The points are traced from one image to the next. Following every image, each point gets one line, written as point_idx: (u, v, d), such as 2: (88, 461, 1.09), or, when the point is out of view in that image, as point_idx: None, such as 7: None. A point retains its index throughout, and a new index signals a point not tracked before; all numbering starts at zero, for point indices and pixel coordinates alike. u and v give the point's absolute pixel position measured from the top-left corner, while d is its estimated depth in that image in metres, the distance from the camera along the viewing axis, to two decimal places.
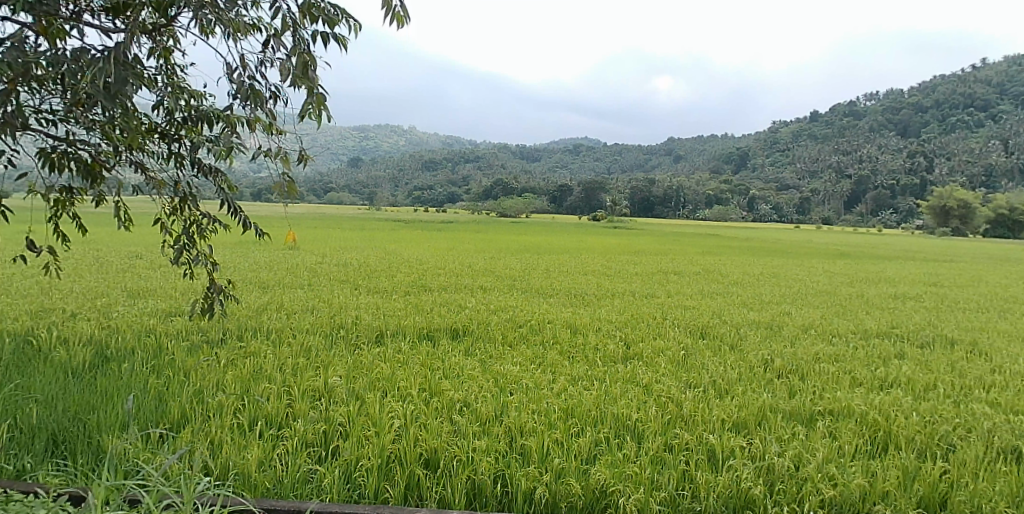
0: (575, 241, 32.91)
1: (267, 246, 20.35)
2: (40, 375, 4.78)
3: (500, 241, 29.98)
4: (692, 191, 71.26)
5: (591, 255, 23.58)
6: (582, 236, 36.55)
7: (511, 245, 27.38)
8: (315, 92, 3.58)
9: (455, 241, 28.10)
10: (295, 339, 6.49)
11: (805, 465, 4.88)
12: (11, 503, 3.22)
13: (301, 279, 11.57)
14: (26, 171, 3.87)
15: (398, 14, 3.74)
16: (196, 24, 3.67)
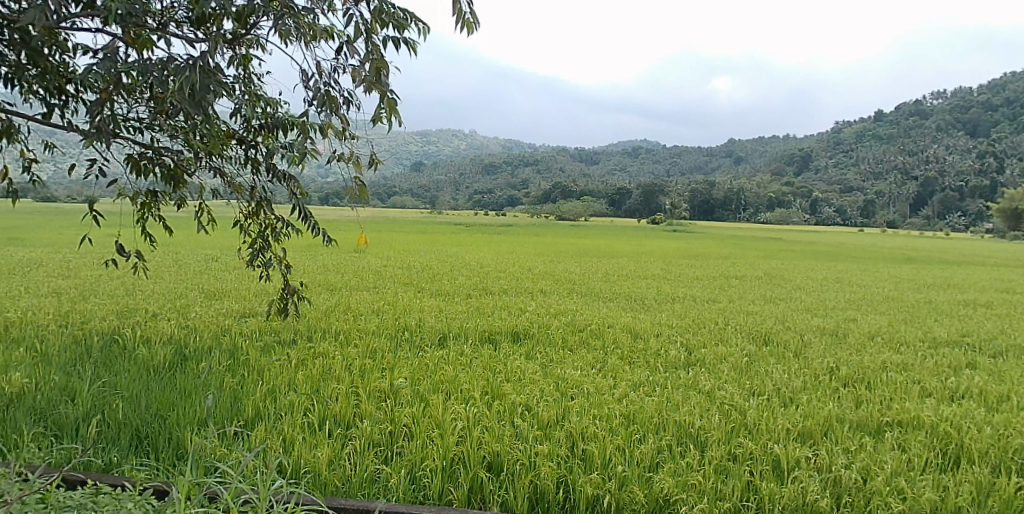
0: (627, 244, 32.63)
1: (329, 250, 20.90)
2: (125, 373, 4.97)
3: (553, 244, 29.99)
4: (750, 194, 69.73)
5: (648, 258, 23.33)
6: (636, 239, 36.21)
7: (564, 248, 27.36)
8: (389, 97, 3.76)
9: (508, 244, 28.21)
10: (361, 340, 6.60)
11: (873, 478, 4.70)
12: (101, 496, 3.58)
13: (364, 281, 11.80)
14: (115, 178, 4.04)
15: (467, 21, 3.80)
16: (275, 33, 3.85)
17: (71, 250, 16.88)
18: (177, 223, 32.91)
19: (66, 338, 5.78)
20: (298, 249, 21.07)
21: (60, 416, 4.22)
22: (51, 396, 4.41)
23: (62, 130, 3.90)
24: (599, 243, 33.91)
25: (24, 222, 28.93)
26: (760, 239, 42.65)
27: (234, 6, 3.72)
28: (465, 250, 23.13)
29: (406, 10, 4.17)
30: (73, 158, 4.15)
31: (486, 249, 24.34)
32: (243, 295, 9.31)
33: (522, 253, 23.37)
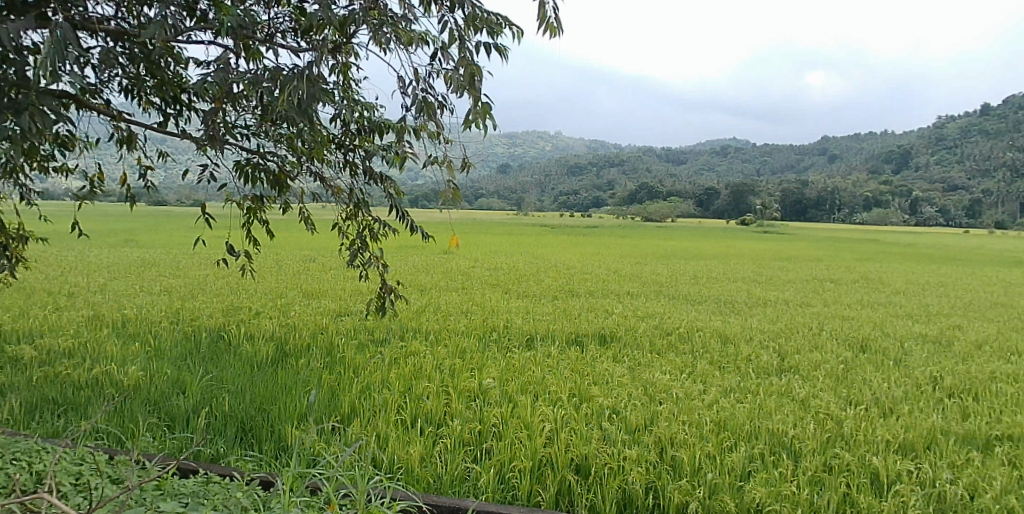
0: (706, 246, 31.80)
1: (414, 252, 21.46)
2: (231, 367, 5.23)
3: (631, 246, 29.56)
4: (852, 192, 66.58)
5: (736, 260, 22.69)
6: (716, 242, 35.25)
7: (643, 250, 26.95)
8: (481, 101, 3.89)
9: (587, 246, 28.05)
10: (450, 340, 6.70)
11: (982, 495, 4.37)
12: (213, 484, 3.81)
13: (453, 282, 12.00)
14: (225, 183, 4.29)
15: (550, 25, 3.78)
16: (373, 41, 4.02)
17: (180, 251, 18.05)
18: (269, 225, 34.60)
19: (178, 333, 6.14)
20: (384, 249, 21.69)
21: (172, 407, 4.45)
22: (164, 388, 4.67)
23: (178, 139, 4.17)
24: (678, 246, 33.19)
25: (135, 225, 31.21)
26: (849, 242, 40.62)
27: (335, 17, 3.94)
28: (546, 252, 23.16)
29: (496, 14, 4.35)
30: (185, 165, 4.43)
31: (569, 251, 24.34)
32: (338, 294, 9.65)
33: (604, 255, 23.18)
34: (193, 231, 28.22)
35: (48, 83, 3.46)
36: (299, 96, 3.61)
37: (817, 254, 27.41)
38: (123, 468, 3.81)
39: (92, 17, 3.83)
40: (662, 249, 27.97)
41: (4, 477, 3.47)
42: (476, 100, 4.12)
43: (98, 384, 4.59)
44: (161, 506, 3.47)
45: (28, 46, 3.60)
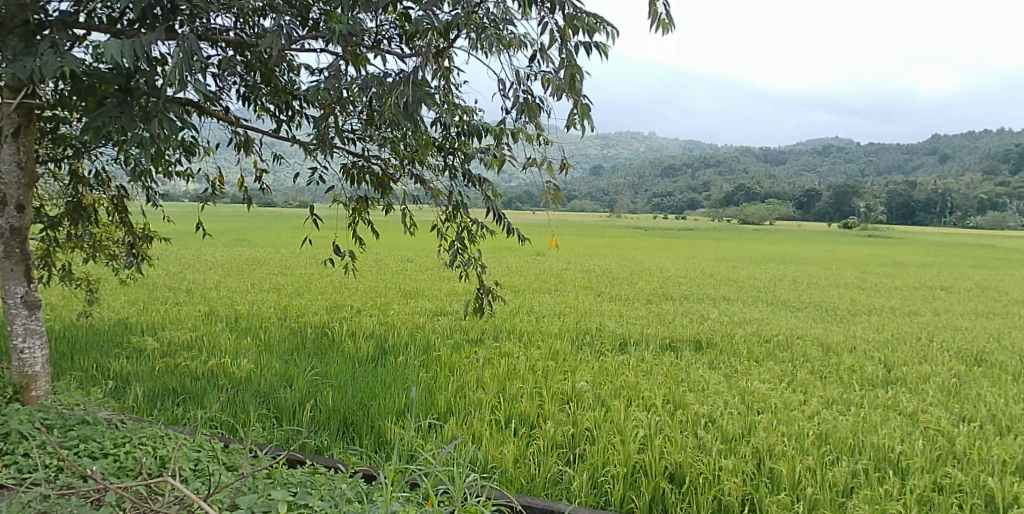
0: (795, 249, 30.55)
1: (501, 253, 21.75)
2: (334, 363, 5.43)
3: (716, 248, 28.73)
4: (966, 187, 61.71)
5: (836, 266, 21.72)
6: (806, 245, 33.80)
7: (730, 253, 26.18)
8: (583, 102, 3.90)
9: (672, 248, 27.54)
10: (543, 342, 6.71)
11: None
12: (318, 475, 3.96)
13: (546, 284, 12.01)
14: (332, 185, 4.48)
15: (663, 21, 3.71)
16: (475, 44, 4.11)
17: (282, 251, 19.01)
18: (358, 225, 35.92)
19: (285, 329, 6.43)
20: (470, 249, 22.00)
21: (280, 400, 4.65)
22: (274, 381, 4.89)
23: (289, 143, 4.36)
24: (765, 248, 32.01)
25: (236, 224, 33.14)
26: (951, 245, 38.03)
27: (439, 22, 4.03)
28: (630, 254, 22.87)
29: (595, 15, 4.33)
30: (294, 168, 4.62)
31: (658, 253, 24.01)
32: (434, 294, 9.84)
33: (692, 258, 22.64)
34: (289, 230, 29.65)
35: (177, 92, 3.68)
36: (405, 102, 3.73)
37: (922, 259, 25.75)
38: (237, 456, 4.00)
39: (213, 29, 4.06)
40: (750, 252, 27.10)
41: (133, 460, 3.70)
42: (576, 100, 4.12)
43: (213, 375, 4.86)
44: (273, 494, 3.64)
45: (159, 58, 3.84)
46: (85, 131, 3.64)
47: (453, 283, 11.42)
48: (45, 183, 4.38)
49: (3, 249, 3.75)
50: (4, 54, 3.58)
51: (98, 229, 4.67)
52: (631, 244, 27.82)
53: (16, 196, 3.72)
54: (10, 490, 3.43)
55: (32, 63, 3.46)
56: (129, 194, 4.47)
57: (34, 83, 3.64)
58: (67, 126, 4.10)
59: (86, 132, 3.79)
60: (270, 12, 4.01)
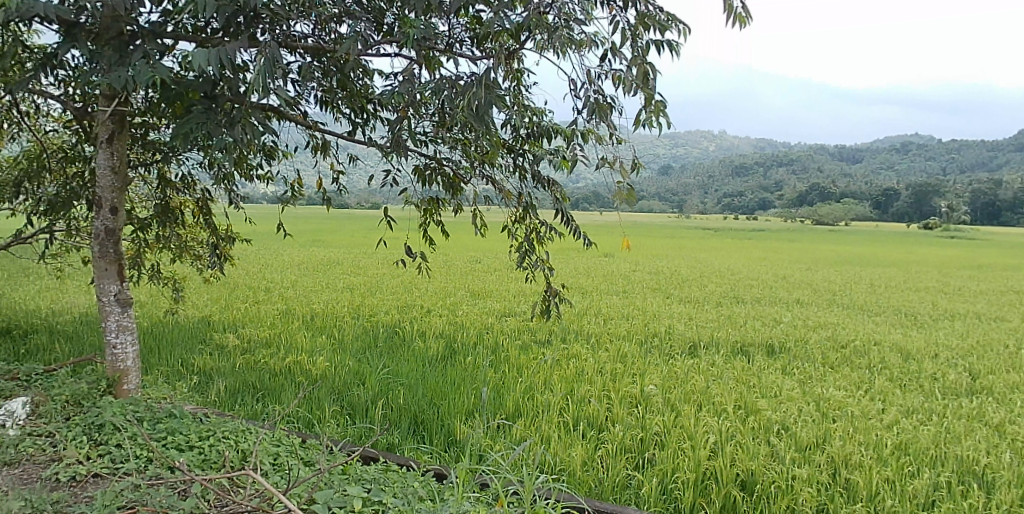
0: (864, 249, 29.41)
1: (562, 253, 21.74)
2: (405, 361, 5.52)
3: (779, 248, 27.95)
4: None
5: (915, 268, 20.83)
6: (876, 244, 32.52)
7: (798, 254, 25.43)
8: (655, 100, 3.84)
9: (735, 248, 26.94)
10: (611, 344, 6.66)
11: None
12: (391, 472, 4.04)
13: (614, 286, 11.92)
14: (405, 187, 4.57)
15: (738, 15, 3.62)
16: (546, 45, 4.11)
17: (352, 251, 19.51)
18: (418, 222, 36.53)
19: (358, 328, 6.59)
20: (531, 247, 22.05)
21: (353, 397, 4.76)
22: (347, 378, 5.01)
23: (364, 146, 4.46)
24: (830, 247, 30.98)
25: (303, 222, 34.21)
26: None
27: (510, 24, 4.04)
28: (694, 255, 22.51)
29: (668, 12, 4.27)
30: (367, 171, 4.73)
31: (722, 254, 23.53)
32: (503, 295, 9.91)
33: (758, 259, 22.12)
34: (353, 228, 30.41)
35: (259, 98, 3.81)
36: (478, 104, 3.76)
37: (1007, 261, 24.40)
38: (314, 451, 4.11)
39: (293, 36, 4.17)
40: (818, 252, 26.26)
41: (217, 452, 3.83)
42: (649, 99, 4.05)
43: (290, 371, 5.01)
44: (349, 490, 3.72)
45: (241, 65, 3.97)
46: (174, 136, 3.79)
47: (521, 284, 11.46)
48: (135, 186, 4.58)
49: (98, 248, 3.94)
50: (99, 65, 3.76)
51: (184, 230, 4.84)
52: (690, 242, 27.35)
53: (111, 199, 3.89)
54: (104, 479, 3.57)
55: (124, 72, 3.62)
56: (211, 197, 4.64)
57: (127, 92, 3.81)
58: (155, 132, 4.28)
59: (175, 137, 3.96)
60: (347, 18, 4.09)
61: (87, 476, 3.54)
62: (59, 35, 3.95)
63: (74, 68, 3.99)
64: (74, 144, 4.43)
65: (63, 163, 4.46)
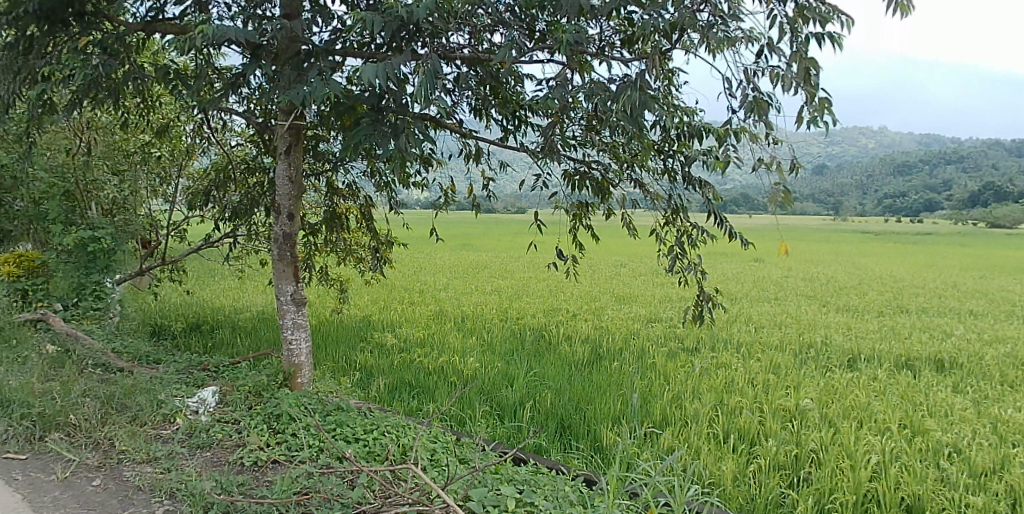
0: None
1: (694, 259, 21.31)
2: (552, 365, 5.59)
3: (925, 255, 25.77)
4: None
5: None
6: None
7: (958, 261, 23.27)
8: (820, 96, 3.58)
9: (881, 253, 25.16)
10: (764, 354, 6.41)
11: None
12: (542, 474, 4.04)
13: (764, 293, 11.45)
14: (555, 191, 4.71)
15: (900, 3, 3.37)
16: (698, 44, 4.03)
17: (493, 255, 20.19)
18: (544, 228, 37.18)
19: (507, 331, 6.76)
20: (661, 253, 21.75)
21: (503, 398, 4.87)
22: (497, 379, 5.14)
23: (515, 151, 4.62)
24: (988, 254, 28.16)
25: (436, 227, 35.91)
26: None
27: (663, 24, 4.01)
28: (842, 260, 21.25)
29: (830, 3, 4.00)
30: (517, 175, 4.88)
31: (870, 259, 22.02)
32: (648, 301, 9.82)
33: (912, 265, 20.47)
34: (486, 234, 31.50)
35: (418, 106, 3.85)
36: (632, 105, 3.77)
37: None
38: (468, 450, 4.18)
39: (450, 47, 4.34)
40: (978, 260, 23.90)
41: (380, 445, 3.98)
42: (812, 95, 3.78)
43: (443, 371, 5.21)
44: (503, 489, 3.70)
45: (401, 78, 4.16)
46: (345, 147, 4.00)
47: (667, 290, 11.29)
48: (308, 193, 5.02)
49: (278, 251, 4.26)
50: (280, 82, 4.03)
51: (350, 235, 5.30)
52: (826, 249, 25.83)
53: (288, 207, 4.18)
54: (282, 465, 3.79)
55: (301, 88, 3.85)
56: (372, 202, 5.03)
57: (303, 107, 4.11)
58: (324, 143, 4.62)
59: (343, 148, 4.22)
60: (501, 27, 4.22)
61: (268, 461, 3.78)
62: (243, 55, 4.26)
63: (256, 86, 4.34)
64: (257, 156, 4.94)
65: (245, 174, 4.98)
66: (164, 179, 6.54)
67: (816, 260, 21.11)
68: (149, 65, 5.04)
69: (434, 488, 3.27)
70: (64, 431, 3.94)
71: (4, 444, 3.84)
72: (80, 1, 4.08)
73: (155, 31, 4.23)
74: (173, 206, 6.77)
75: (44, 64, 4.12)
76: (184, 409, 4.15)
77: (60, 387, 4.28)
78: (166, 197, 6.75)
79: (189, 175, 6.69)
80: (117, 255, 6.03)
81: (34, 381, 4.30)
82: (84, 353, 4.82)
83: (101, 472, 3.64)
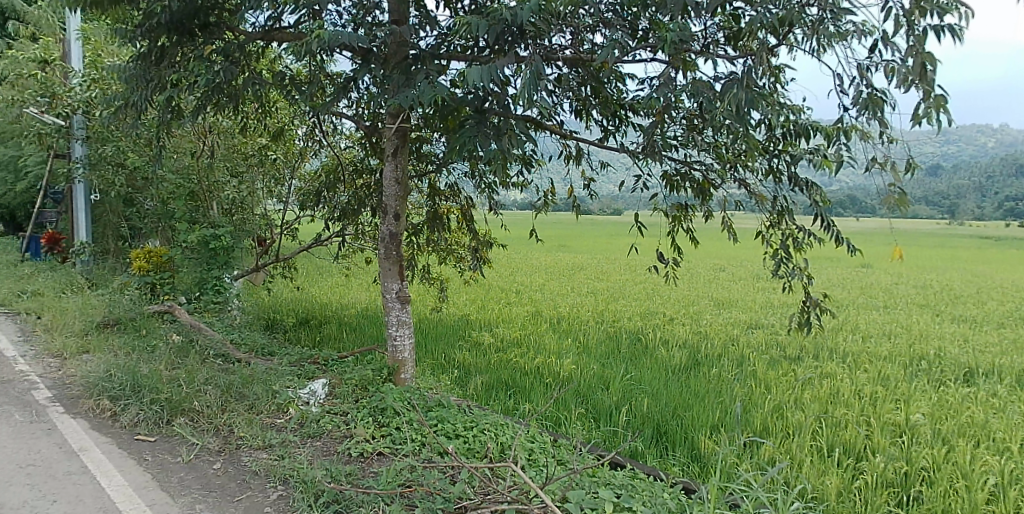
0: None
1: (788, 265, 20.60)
2: (648, 369, 5.55)
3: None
4: None
5: None
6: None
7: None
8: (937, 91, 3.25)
9: (995, 261, 23.42)
10: (872, 365, 6.12)
11: None
12: (639, 480, 3.91)
13: (872, 300, 10.90)
14: (655, 193, 4.73)
15: None
16: (807, 39, 3.86)
17: (583, 256, 20.27)
18: (628, 231, 36.93)
19: (602, 334, 6.75)
20: (754, 257, 21.11)
21: (598, 401, 4.86)
22: (592, 382, 5.15)
23: (615, 152, 4.65)
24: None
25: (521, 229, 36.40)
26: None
27: (770, 19, 3.88)
28: (954, 267, 19.95)
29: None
30: (616, 176, 4.93)
31: (984, 267, 20.56)
32: (748, 306, 9.55)
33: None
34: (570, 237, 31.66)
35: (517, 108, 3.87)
36: (739, 104, 3.69)
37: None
38: (565, 451, 4.15)
39: (552, 48, 4.37)
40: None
41: (479, 443, 3.99)
42: (928, 92, 3.43)
43: (539, 371, 5.27)
44: (600, 493, 3.55)
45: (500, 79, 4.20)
46: (450, 149, 4.09)
47: (768, 296, 10.91)
48: (412, 193, 5.23)
49: (384, 251, 4.42)
50: (389, 87, 4.15)
51: (449, 234, 5.57)
52: (930, 255, 24.31)
53: (394, 207, 4.33)
54: (386, 458, 3.87)
55: (410, 91, 3.92)
56: (474, 203, 5.26)
57: (410, 110, 4.25)
58: (428, 145, 4.78)
59: (447, 149, 4.33)
60: (603, 27, 4.21)
61: (372, 453, 3.87)
62: (354, 61, 4.44)
63: (365, 90, 4.51)
64: (364, 159, 5.17)
65: (354, 176, 5.31)
66: (278, 181, 6.85)
67: (923, 267, 19.93)
68: (266, 72, 5.33)
69: (532, 486, 3.17)
70: (189, 417, 4.19)
71: (136, 426, 4.14)
72: (206, 13, 4.35)
73: (272, 39, 4.46)
74: (287, 205, 6.92)
75: (174, 72, 4.42)
76: (296, 400, 4.37)
77: (185, 375, 4.60)
78: (281, 199, 6.95)
79: (302, 176, 6.71)
80: (236, 253, 6.49)
81: (162, 369, 4.65)
82: (207, 343, 5.20)
83: (220, 456, 3.84)
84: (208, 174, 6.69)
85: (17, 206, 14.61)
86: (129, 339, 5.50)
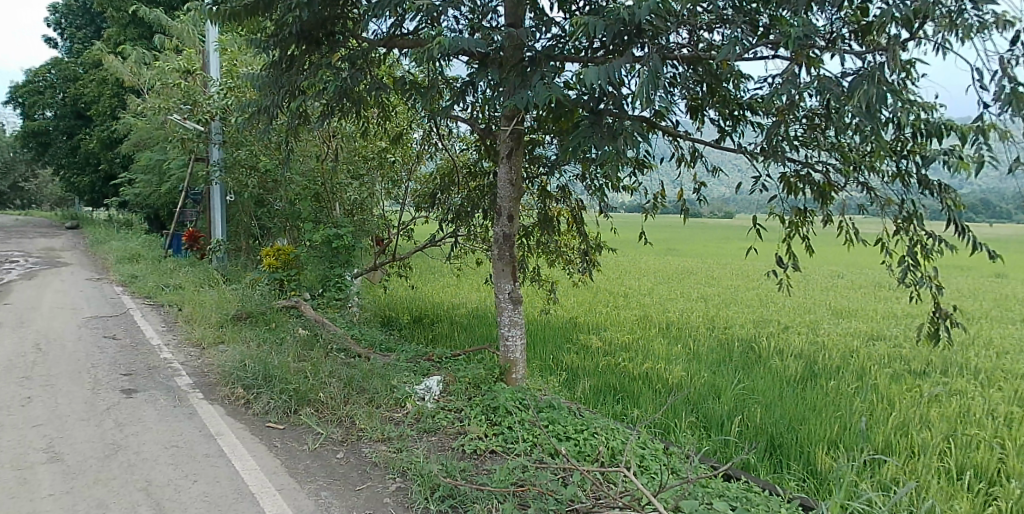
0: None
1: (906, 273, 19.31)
2: (762, 379, 5.40)
3: None
4: None
5: None
6: None
7: None
8: None
9: None
10: (1010, 384, 5.66)
11: None
12: (754, 493, 3.75)
13: (1009, 314, 10.01)
14: (772, 195, 4.59)
15: None
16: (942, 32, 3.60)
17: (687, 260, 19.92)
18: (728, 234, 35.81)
19: (713, 341, 6.60)
20: (870, 264, 19.89)
21: (709, 410, 4.77)
22: (702, 391, 5.06)
23: (730, 153, 4.56)
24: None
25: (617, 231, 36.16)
26: None
27: (903, 11, 3.64)
28: None
29: None
30: (731, 178, 4.82)
31: None
32: (870, 316, 9.02)
33: None
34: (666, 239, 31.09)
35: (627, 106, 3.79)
36: (870, 101, 3.48)
37: None
38: (677, 460, 4.05)
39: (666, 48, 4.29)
40: None
41: (590, 446, 3.96)
42: None
43: (647, 377, 5.23)
44: (715, 503, 3.42)
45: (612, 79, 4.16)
46: (562, 149, 4.10)
47: (889, 306, 10.26)
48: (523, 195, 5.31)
49: (498, 252, 4.52)
50: (504, 89, 4.22)
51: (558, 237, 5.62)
52: None
53: (508, 208, 4.43)
54: (498, 456, 3.93)
55: (524, 93, 3.95)
56: (583, 206, 5.39)
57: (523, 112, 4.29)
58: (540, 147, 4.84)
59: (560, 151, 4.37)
60: (722, 24, 4.10)
61: (486, 451, 3.93)
62: (471, 65, 4.57)
63: (480, 94, 4.62)
64: (477, 161, 5.45)
65: (467, 178, 5.68)
66: (395, 183, 7.11)
67: None
68: (386, 78, 5.54)
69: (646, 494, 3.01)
70: (314, 407, 4.42)
71: (266, 413, 4.41)
72: (333, 22, 4.59)
73: (394, 46, 4.63)
74: (404, 206, 7.21)
75: (304, 78, 4.68)
76: (413, 395, 4.52)
77: (311, 368, 4.87)
78: (398, 199, 7.24)
79: (418, 177, 6.94)
80: (354, 252, 6.81)
81: (290, 362, 4.94)
82: (330, 338, 5.50)
83: (342, 446, 4.01)
84: (330, 176, 7.03)
85: (162, 206, 15.97)
86: (262, 331, 5.90)
